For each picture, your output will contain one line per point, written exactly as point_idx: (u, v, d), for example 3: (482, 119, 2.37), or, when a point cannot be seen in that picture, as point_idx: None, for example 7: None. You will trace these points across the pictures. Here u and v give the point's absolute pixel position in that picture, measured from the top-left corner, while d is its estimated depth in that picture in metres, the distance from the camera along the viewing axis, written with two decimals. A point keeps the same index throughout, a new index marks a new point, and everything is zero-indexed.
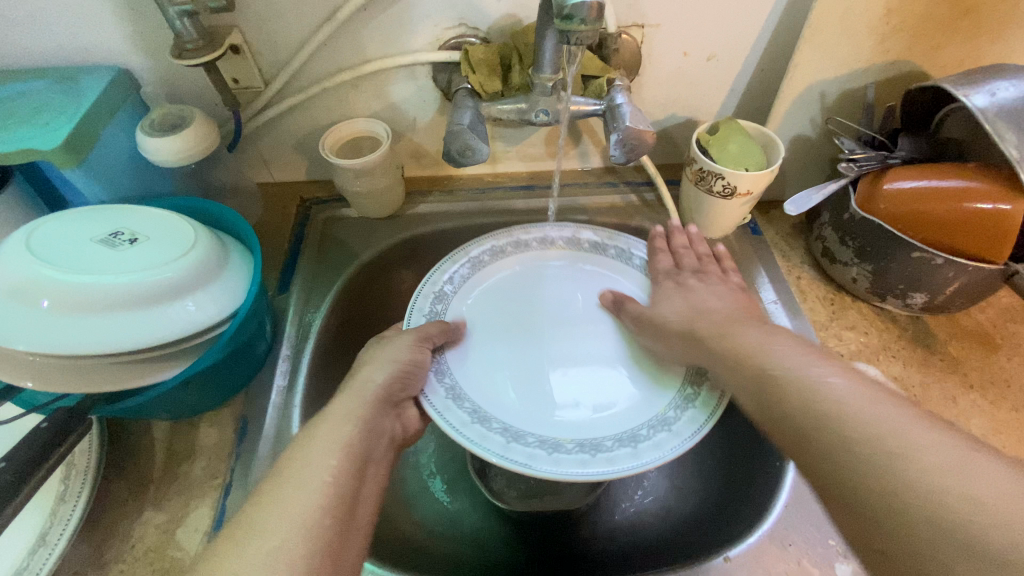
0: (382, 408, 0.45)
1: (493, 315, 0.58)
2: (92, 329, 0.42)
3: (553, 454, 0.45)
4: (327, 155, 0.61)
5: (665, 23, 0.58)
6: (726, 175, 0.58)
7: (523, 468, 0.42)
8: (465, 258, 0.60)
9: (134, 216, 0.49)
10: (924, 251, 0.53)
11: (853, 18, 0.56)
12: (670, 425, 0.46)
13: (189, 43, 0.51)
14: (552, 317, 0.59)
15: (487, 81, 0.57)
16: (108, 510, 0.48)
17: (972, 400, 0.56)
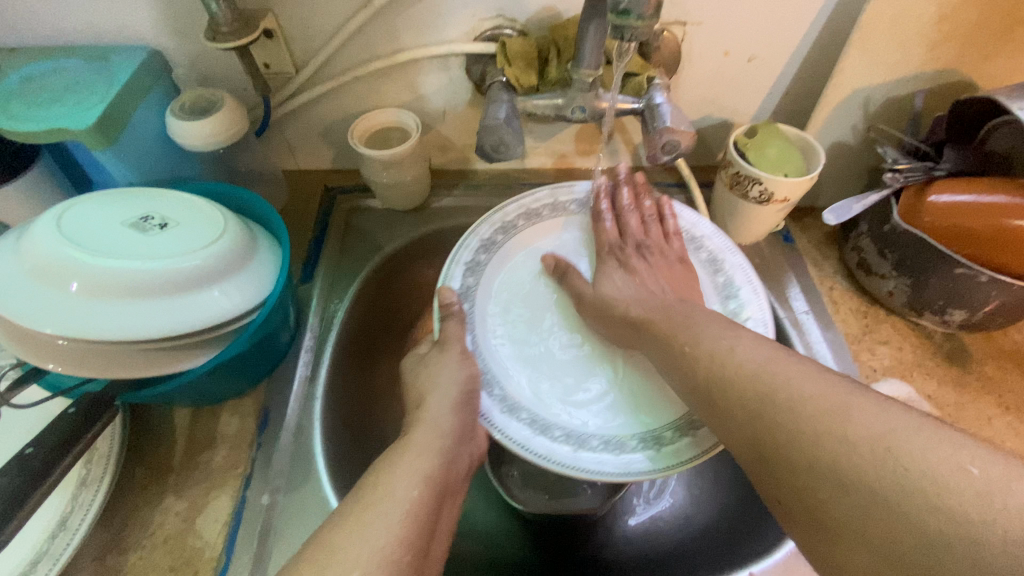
0: (465, 423, 0.46)
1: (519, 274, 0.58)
2: (123, 314, 0.42)
3: (549, 439, 0.47)
4: (360, 145, 0.60)
5: (708, 21, 0.57)
6: (765, 180, 0.56)
7: (513, 446, 0.45)
8: (497, 222, 0.59)
9: (164, 200, 0.49)
10: (969, 268, 0.51)
11: (904, 24, 0.54)
12: (624, 449, 0.47)
13: (224, 26, 0.50)
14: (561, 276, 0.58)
15: (523, 75, 0.55)
16: (128, 498, 0.48)
17: (1008, 422, 0.55)
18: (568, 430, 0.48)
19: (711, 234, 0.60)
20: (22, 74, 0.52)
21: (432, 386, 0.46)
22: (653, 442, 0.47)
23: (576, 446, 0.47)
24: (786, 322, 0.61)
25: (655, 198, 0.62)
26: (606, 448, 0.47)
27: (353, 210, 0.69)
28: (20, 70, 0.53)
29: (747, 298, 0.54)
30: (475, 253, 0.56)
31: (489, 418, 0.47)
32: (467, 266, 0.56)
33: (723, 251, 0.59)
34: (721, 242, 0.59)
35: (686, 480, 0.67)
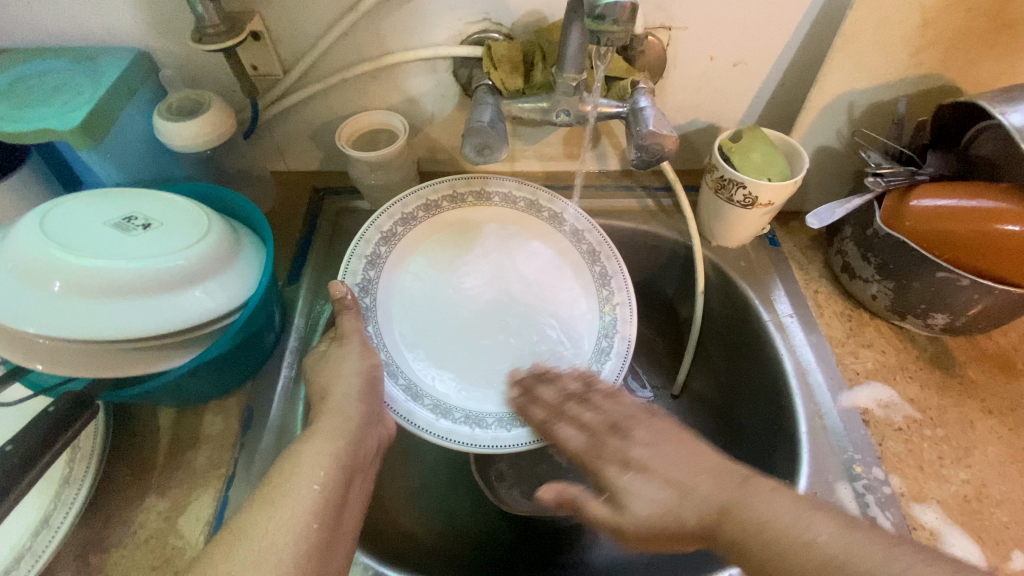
0: None
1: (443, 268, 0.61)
2: (103, 313, 0.42)
3: (449, 422, 0.52)
4: (346, 147, 0.60)
5: (693, 26, 0.57)
6: (748, 184, 0.57)
7: (417, 431, 0.49)
8: (423, 199, 0.60)
9: (149, 200, 0.49)
10: (950, 272, 0.52)
11: (887, 29, 0.54)
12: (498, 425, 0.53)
13: (210, 28, 0.51)
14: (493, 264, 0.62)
15: (508, 78, 0.56)
16: (111, 496, 0.48)
17: (990, 426, 0.55)
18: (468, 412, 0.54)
19: (608, 252, 0.61)
20: (9, 75, 0.53)
21: None
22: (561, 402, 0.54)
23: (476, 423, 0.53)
24: (770, 325, 0.61)
25: (590, 235, 0.62)
26: (499, 424, 0.53)
27: (342, 212, 0.70)
28: (7, 71, 0.53)
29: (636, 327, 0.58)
30: (375, 246, 0.57)
31: (395, 406, 0.50)
32: (359, 287, 0.54)
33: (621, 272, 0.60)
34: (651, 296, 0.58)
35: None
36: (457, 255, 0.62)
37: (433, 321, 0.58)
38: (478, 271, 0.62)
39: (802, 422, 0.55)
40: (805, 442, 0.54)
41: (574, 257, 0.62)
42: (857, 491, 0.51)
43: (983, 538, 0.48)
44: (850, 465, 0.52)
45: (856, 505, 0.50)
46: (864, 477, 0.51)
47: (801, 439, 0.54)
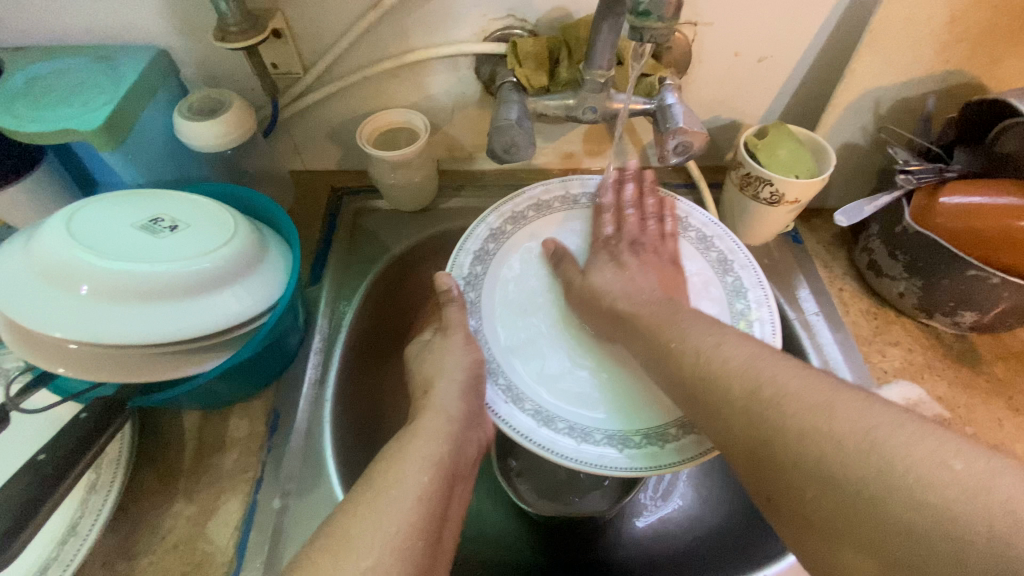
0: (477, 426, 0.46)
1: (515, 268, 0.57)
2: (133, 318, 0.41)
3: (552, 431, 0.46)
4: (368, 146, 0.59)
5: (719, 22, 0.56)
6: (776, 181, 0.56)
7: (515, 434, 0.45)
8: (507, 212, 0.58)
9: (174, 202, 0.48)
10: (980, 270, 0.51)
11: (917, 25, 0.54)
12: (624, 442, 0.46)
13: (233, 27, 0.50)
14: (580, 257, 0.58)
15: (533, 75, 0.55)
16: (139, 501, 0.48)
17: (1018, 424, 0.55)
18: (571, 422, 0.47)
19: (723, 235, 0.58)
20: (28, 74, 0.52)
21: (447, 387, 0.46)
22: (652, 438, 0.46)
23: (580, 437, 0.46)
24: (796, 323, 0.61)
25: (676, 205, 0.61)
26: (608, 442, 0.46)
27: (361, 210, 0.69)
28: (26, 70, 0.52)
29: (760, 330, 0.51)
30: (482, 243, 0.56)
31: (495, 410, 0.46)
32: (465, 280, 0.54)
33: (730, 258, 0.57)
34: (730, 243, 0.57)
35: (694, 482, 0.67)
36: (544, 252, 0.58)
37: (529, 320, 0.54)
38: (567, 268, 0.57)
39: None
40: None
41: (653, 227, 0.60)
42: None
43: None
44: None
45: None
46: None
47: None
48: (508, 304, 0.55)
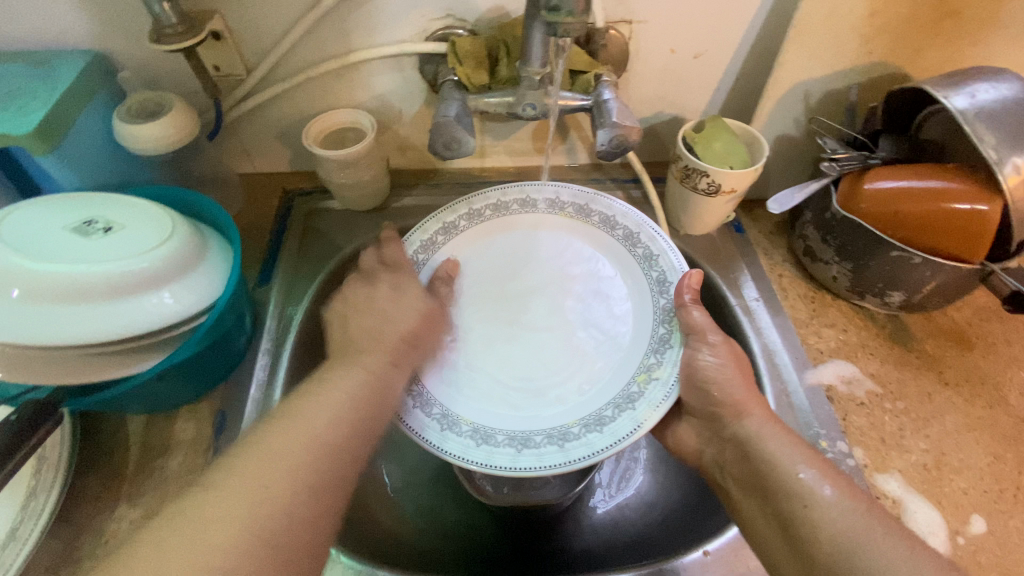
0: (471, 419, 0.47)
1: (501, 271, 0.60)
2: (63, 319, 0.41)
3: (490, 446, 0.47)
4: (314, 147, 0.60)
5: (653, 19, 0.58)
6: (711, 172, 0.58)
7: (447, 456, 0.46)
8: (437, 224, 0.59)
9: (108, 203, 0.48)
10: (902, 251, 0.54)
11: (837, 20, 0.56)
12: (567, 439, 0.47)
13: (168, 28, 0.50)
14: (545, 272, 0.60)
15: (473, 74, 0.56)
16: (82, 507, 0.47)
17: (946, 397, 0.57)
18: (512, 433, 0.49)
19: (645, 227, 0.57)
20: None
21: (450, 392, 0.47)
22: (625, 402, 0.49)
23: (519, 446, 0.47)
24: (737, 309, 0.63)
25: (625, 218, 0.58)
26: (549, 442, 0.47)
27: (313, 212, 0.69)
28: None
29: (655, 391, 0.48)
30: (432, 235, 0.59)
31: (423, 436, 0.48)
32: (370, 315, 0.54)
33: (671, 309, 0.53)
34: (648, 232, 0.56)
35: (649, 468, 0.69)
36: (494, 261, 0.60)
37: (484, 334, 0.56)
38: (534, 282, 0.59)
39: (770, 400, 0.57)
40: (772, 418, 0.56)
41: (571, 223, 0.61)
42: None
43: (944, 505, 0.51)
44: (816, 441, 0.54)
45: None
46: (829, 451, 0.53)
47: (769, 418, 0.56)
48: (489, 310, 0.58)
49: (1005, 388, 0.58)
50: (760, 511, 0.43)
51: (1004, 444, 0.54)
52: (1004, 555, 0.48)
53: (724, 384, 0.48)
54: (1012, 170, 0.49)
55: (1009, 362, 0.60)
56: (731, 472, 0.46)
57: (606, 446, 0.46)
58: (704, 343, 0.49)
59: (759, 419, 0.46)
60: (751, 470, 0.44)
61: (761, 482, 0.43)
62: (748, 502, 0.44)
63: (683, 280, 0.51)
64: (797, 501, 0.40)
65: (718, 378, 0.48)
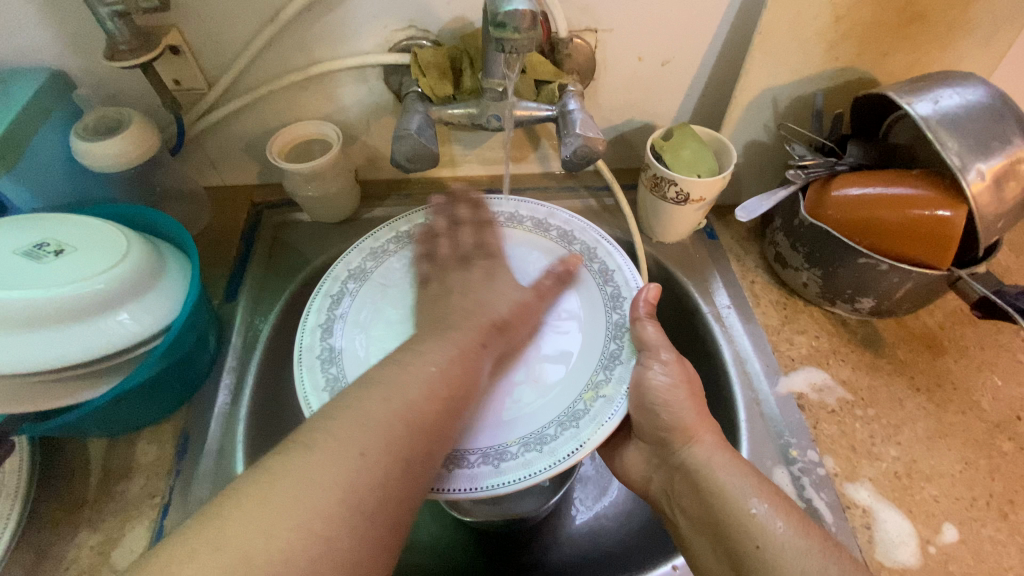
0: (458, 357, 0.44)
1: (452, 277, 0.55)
2: (11, 346, 0.40)
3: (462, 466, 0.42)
4: (278, 160, 0.59)
5: (618, 27, 0.58)
6: (678, 180, 0.58)
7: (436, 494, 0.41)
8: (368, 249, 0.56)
9: (61, 224, 0.47)
10: (869, 258, 0.54)
11: (801, 26, 0.56)
12: (545, 441, 0.43)
13: (122, 44, 0.49)
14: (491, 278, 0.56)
15: (437, 85, 0.55)
16: (40, 535, 0.46)
17: (918, 403, 0.57)
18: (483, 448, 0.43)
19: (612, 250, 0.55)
20: None
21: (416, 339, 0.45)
22: (569, 419, 0.44)
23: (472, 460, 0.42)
24: (709, 317, 0.62)
25: (582, 235, 0.56)
26: (524, 449, 0.43)
27: (282, 224, 0.68)
28: None
29: (602, 412, 0.44)
30: (361, 261, 0.55)
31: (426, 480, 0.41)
32: (321, 327, 0.50)
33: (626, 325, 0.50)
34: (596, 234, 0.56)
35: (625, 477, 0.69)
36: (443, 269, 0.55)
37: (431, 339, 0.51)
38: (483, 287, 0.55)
39: (741, 409, 0.56)
40: (743, 427, 0.55)
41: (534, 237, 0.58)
42: (793, 476, 0.52)
43: (915, 514, 0.50)
44: (786, 450, 0.54)
45: (792, 488, 0.52)
46: (799, 461, 0.53)
47: (740, 427, 0.55)
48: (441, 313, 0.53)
49: (977, 393, 0.58)
50: (711, 550, 0.43)
51: (975, 450, 0.54)
52: (975, 564, 0.48)
53: (673, 410, 0.46)
54: (975, 176, 0.49)
55: (981, 367, 0.60)
56: (681, 505, 0.46)
57: (545, 467, 0.42)
58: (655, 359, 0.47)
59: (709, 446, 0.45)
60: (702, 505, 0.44)
61: (714, 520, 0.42)
62: (699, 536, 0.44)
63: (642, 293, 0.50)
64: (749, 544, 0.40)
65: (671, 402, 0.46)
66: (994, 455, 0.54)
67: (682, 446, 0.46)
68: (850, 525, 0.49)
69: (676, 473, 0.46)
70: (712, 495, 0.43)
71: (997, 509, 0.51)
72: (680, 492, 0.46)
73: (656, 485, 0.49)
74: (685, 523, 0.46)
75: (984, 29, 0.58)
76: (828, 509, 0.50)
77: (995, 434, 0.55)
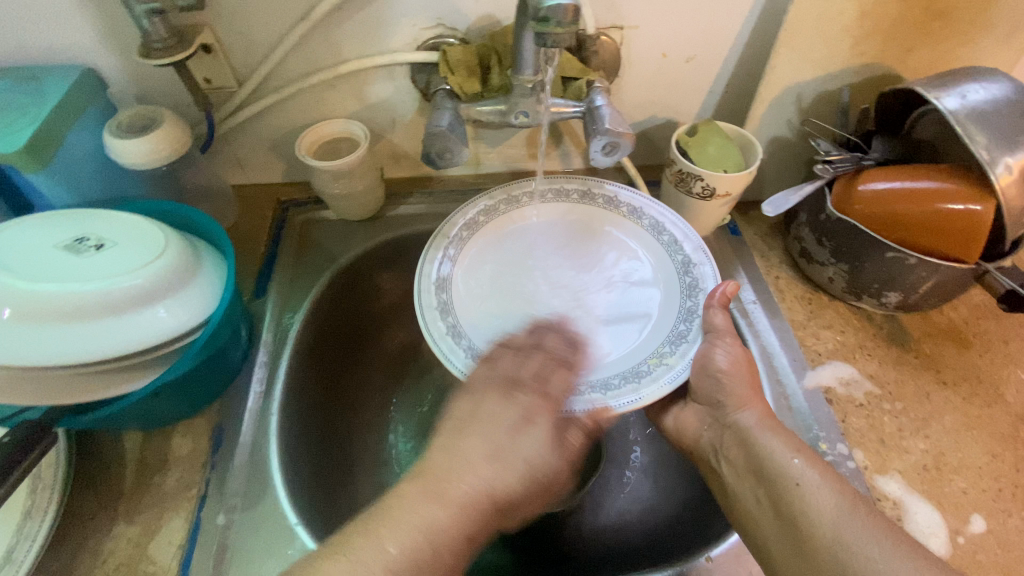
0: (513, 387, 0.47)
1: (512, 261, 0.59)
2: (55, 339, 0.41)
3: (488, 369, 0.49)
4: (306, 157, 0.59)
5: (644, 25, 0.58)
6: (705, 176, 0.58)
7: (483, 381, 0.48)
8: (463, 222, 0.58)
9: (99, 220, 0.48)
10: (897, 252, 0.54)
11: (827, 23, 0.57)
12: (610, 389, 0.49)
13: (157, 43, 0.50)
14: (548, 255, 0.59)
15: (465, 82, 0.56)
16: (78, 526, 0.47)
17: (944, 397, 0.57)
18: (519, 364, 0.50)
19: (688, 236, 0.57)
20: None
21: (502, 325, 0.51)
22: (631, 376, 0.50)
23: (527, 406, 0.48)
24: (735, 312, 0.63)
25: (673, 227, 0.58)
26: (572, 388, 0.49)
27: (307, 222, 0.69)
28: None
29: (664, 375, 0.49)
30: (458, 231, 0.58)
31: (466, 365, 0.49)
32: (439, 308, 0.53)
33: (698, 311, 0.53)
34: (684, 229, 0.57)
35: (650, 472, 0.69)
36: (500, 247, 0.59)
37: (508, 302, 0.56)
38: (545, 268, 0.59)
39: (770, 403, 0.56)
40: None
41: (584, 211, 0.62)
42: None
43: (944, 505, 0.50)
44: (815, 443, 0.54)
45: None
46: (828, 454, 0.53)
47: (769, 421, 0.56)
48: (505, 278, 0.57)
49: (1002, 386, 0.58)
50: (750, 497, 0.46)
51: (1003, 443, 0.54)
52: (1006, 556, 0.48)
53: (731, 379, 0.50)
54: (1003, 170, 0.49)
55: (1006, 360, 0.60)
56: (727, 456, 0.49)
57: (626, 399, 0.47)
58: (721, 341, 0.51)
59: (757, 414, 0.49)
60: (750, 460, 0.47)
61: (759, 471, 0.45)
62: (740, 484, 0.47)
63: (718, 287, 0.53)
64: (788, 483, 0.43)
65: (731, 376, 0.50)
66: (1021, 448, 0.54)
67: (734, 410, 0.50)
68: (881, 517, 0.50)
69: (727, 433, 0.49)
70: (760, 451, 0.46)
71: None
72: (733, 453, 0.48)
73: (705, 441, 0.52)
74: (729, 473, 0.48)
75: (1008, 24, 0.58)
76: None
77: (1022, 426, 0.55)
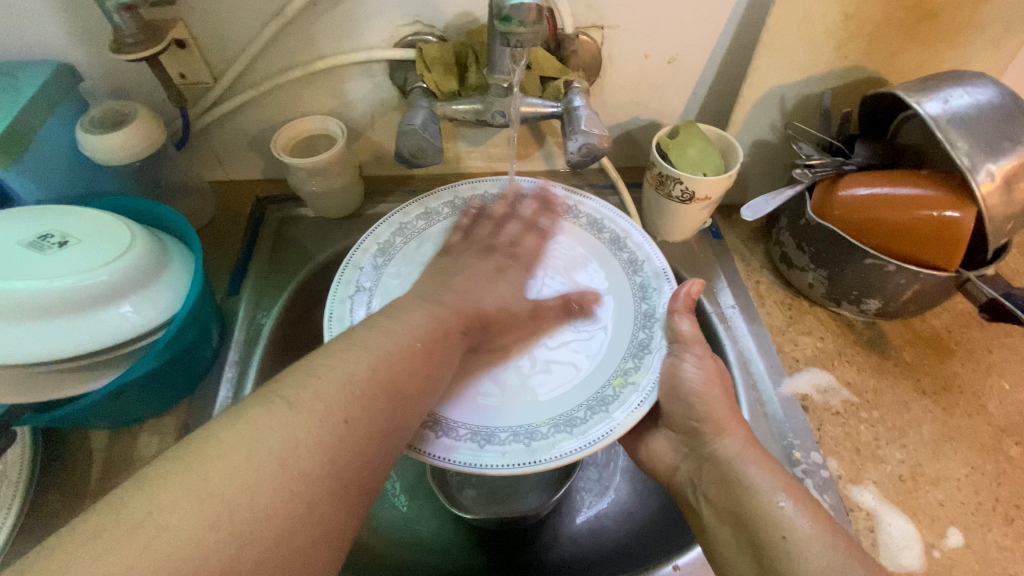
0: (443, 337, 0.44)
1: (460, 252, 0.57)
2: (15, 337, 0.40)
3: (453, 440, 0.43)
4: (282, 154, 0.59)
5: (625, 25, 0.58)
6: (684, 179, 0.57)
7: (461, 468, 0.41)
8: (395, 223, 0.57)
9: (65, 216, 0.47)
10: (876, 258, 0.53)
11: (810, 25, 0.56)
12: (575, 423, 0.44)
13: (128, 37, 0.49)
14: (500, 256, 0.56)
15: (442, 80, 0.55)
16: (41, 525, 0.47)
17: (924, 406, 0.57)
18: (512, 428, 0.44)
19: (628, 230, 0.56)
20: None
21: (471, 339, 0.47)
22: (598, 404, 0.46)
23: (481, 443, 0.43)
24: (714, 317, 0.62)
25: (612, 223, 0.57)
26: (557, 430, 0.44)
27: (285, 219, 0.68)
28: None
29: (632, 397, 0.45)
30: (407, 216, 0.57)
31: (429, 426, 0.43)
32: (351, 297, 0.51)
33: (656, 315, 0.51)
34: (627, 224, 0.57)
35: (628, 477, 0.68)
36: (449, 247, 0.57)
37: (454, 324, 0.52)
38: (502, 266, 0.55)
39: (745, 410, 0.56)
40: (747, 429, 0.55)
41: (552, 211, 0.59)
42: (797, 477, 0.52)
43: (920, 517, 0.50)
44: (790, 452, 0.53)
45: None
46: (803, 462, 0.52)
47: None
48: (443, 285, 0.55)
49: (984, 396, 0.57)
50: (732, 541, 0.42)
51: (981, 454, 0.54)
52: (979, 569, 0.47)
53: (707, 400, 0.47)
54: (985, 176, 0.48)
55: (988, 370, 0.59)
56: (706, 494, 0.45)
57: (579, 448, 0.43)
58: (688, 352, 0.48)
59: (739, 440, 0.45)
60: (730, 496, 0.43)
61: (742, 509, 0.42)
62: (721, 530, 0.43)
63: (683, 288, 0.51)
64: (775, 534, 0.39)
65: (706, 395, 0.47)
66: (1000, 459, 0.53)
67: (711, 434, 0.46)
68: (854, 528, 0.49)
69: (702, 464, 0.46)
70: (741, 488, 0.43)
71: (1003, 513, 0.50)
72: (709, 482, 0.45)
73: (682, 473, 0.48)
74: (708, 513, 0.44)
75: (995, 29, 0.57)
76: (833, 510, 0.50)
77: (1002, 438, 0.55)
